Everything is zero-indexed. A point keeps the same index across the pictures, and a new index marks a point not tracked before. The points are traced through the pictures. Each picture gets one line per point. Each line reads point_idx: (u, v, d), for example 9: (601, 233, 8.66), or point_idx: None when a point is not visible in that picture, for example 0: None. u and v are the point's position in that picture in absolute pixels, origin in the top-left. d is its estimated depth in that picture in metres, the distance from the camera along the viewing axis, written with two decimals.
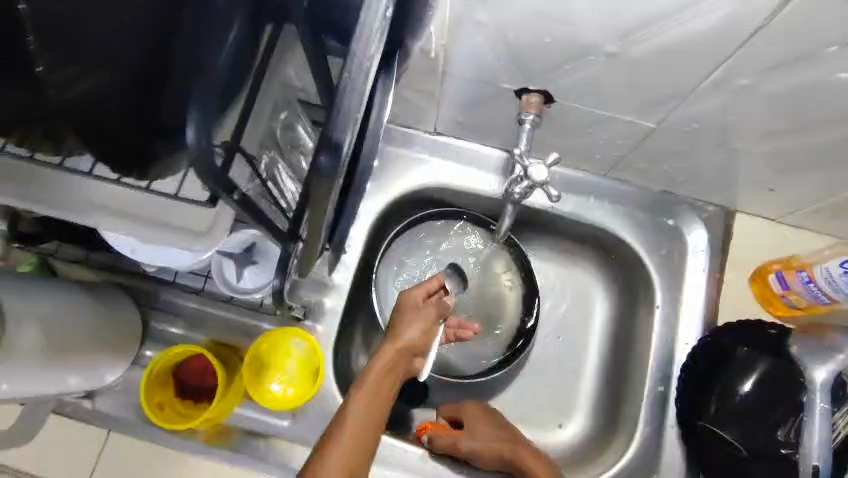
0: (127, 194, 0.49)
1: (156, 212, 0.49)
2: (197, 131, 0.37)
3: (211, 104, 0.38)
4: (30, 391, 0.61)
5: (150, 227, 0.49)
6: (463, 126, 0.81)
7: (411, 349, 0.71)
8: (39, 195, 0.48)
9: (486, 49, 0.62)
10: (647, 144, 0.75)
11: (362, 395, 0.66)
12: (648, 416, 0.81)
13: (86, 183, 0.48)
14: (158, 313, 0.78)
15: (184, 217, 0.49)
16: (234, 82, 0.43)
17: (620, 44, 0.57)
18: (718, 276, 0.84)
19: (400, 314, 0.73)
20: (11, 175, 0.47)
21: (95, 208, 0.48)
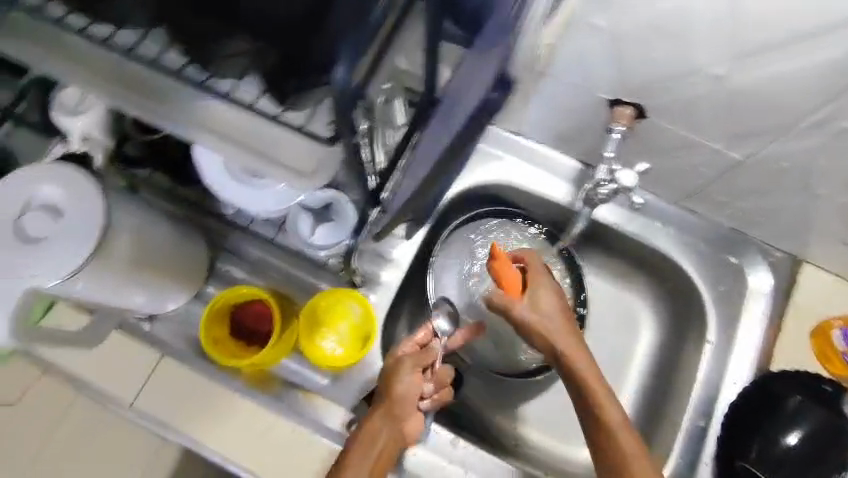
0: (246, 125, 0.51)
1: (267, 144, 0.50)
2: (347, 70, 0.38)
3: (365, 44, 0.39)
4: (100, 292, 0.64)
5: (263, 162, 0.52)
6: (546, 130, 0.83)
7: (400, 403, 0.72)
8: (168, 111, 0.51)
9: (593, 54, 0.64)
10: (728, 177, 0.75)
11: (359, 452, 0.67)
12: (684, 449, 0.79)
13: (212, 108, 0.51)
14: (225, 255, 0.82)
15: (291, 152, 0.50)
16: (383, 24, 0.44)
17: (728, 68, 0.58)
18: (777, 322, 0.83)
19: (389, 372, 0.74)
20: (148, 88, 0.51)
21: (216, 133, 0.51)
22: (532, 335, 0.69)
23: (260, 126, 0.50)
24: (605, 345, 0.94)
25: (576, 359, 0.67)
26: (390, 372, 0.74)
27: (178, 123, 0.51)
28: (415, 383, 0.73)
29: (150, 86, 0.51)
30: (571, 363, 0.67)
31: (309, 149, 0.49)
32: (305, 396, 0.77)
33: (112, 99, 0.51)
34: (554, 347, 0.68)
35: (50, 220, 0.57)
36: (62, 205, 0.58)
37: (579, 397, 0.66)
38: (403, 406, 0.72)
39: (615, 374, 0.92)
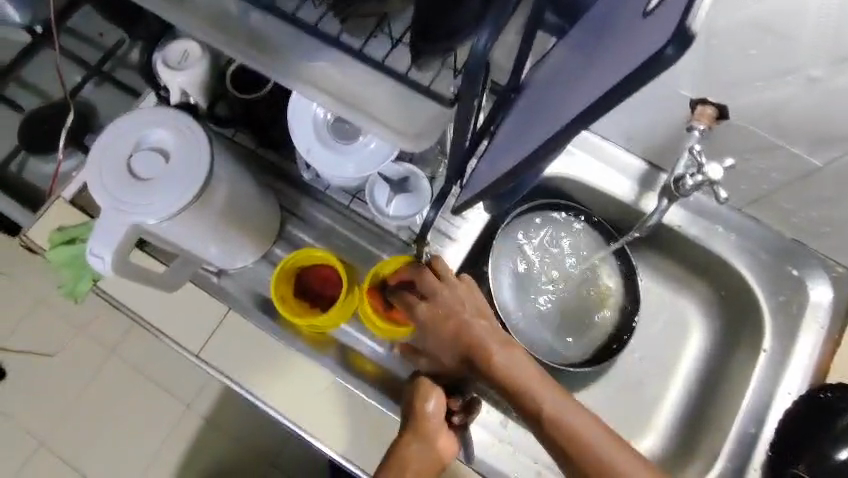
0: (356, 88, 0.56)
1: (378, 107, 0.55)
2: (488, 35, 0.40)
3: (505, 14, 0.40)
4: (186, 237, 0.67)
5: (369, 122, 0.56)
6: (617, 127, 0.85)
7: (432, 430, 0.66)
8: (288, 70, 0.57)
9: (684, 50, 0.65)
10: (803, 186, 0.75)
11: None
12: (731, 453, 0.80)
13: (327, 71, 0.56)
14: (295, 220, 0.84)
15: (399, 116, 0.55)
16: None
17: (825, 71, 0.59)
18: (836, 338, 0.82)
19: (409, 399, 0.69)
20: (271, 48, 0.57)
21: (328, 93, 0.57)
22: (498, 377, 0.64)
23: (372, 88, 0.55)
24: (653, 348, 0.94)
25: (542, 394, 0.61)
26: (410, 396, 0.69)
27: (298, 82, 0.57)
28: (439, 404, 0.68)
29: (277, 45, 0.56)
30: (523, 388, 0.62)
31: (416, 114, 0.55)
32: (361, 363, 0.79)
33: (244, 56, 0.58)
34: (510, 376, 0.63)
35: (160, 161, 0.60)
36: (172, 148, 0.61)
37: (532, 423, 0.61)
38: (428, 436, 0.66)
39: (662, 376, 0.92)
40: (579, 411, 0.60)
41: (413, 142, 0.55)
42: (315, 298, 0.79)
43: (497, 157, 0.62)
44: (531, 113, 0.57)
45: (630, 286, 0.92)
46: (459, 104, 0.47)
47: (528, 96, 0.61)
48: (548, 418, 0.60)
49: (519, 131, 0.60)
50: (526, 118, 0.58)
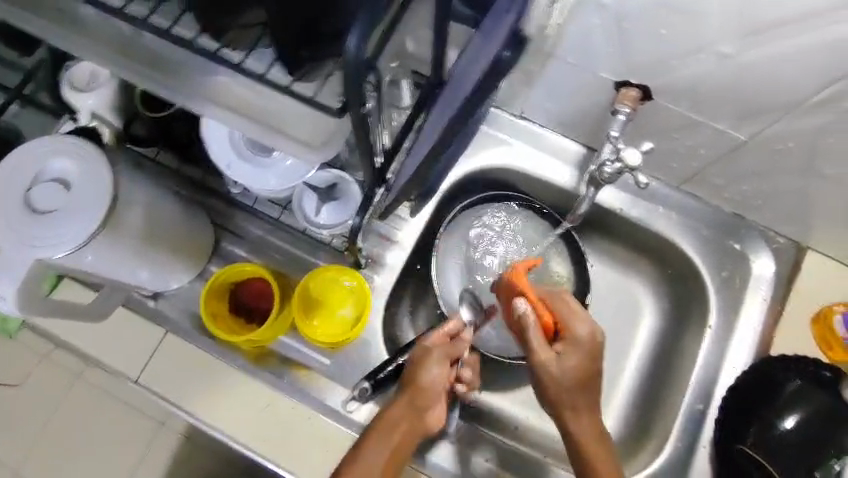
0: (250, 98, 0.53)
1: (277, 120, 0.52)
2: (357, 40, 0.38)
3: (374, 19, 0.40)
4: (107, 270, 0.65)
5: (262, 131, 0.53)
6: (550, 113, 0.83)
7: (424, 401, 0.67)
8: (180, 87, 0.54)
9: (598, 34, 0.64)
10: (732, 160, 0.75)
11: (374, 448, 0.64)
12: (681, 432, 0.80)
13: (220, 81, 0.53)
14: (230, 235, 0.82)
15: (301, 127, 0.52)
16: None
17: (735, 46, 0.58)
18: (778, 308, 0.83)
19: (412, 363, 0.69)
20: (164, 67, 0.54)
21: (221, 104, 0.53)
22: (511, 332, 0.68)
23: (269, 102, 0.52)
24: (606, 332, 0.94)
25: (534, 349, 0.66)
26: (413, 368, 0.68)
27: (189, 97, 0.54)
28: (442, 376, 0.68)
29: (165, 61, 0.54)
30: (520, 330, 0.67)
31: (316, 124, 0.52)
32: (305, 376, 0.78)
33: (133, 75, 0.55)
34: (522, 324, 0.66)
35: (62, 192, 0.57)
36: (73, 178, 0.58)
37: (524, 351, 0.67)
38: (421, 409, 0.67)
39: (617, 359, 0.93)
40: (546, 349, 0.66)
41: (318, 154, 0.52)
42: (251, 313, 0.78)
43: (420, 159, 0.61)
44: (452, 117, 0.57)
45: (580, 272, 0.92)
46: (350, 112, 0.45)
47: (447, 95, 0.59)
48: (543, 374, 0.66)
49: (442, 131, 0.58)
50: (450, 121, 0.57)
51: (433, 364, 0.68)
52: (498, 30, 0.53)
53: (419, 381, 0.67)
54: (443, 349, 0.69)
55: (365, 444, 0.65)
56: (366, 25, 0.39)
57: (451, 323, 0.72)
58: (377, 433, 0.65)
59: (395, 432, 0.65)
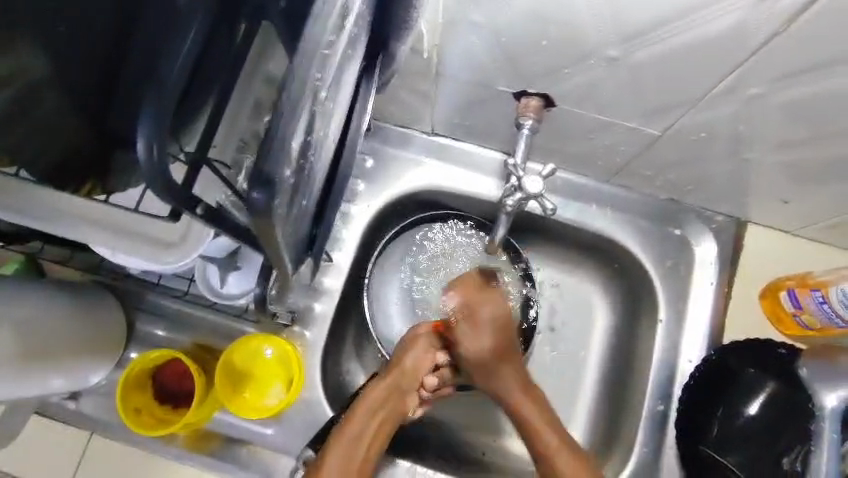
0: (91, 206, 0.50)
1: (130, 222, 0.51)
2: (144, 146, 0.35)
3: (167, 119, 0.36)
4: (11, 393, 0.62)
5: (117, 237, 0.51)
6: (461, 127, 0.78)
7: (408, 382, 0.74)
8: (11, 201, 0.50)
9: (480, 49, 0.58)
10: (653, 152, 0.70)
11: (354, 426, 0.70)
12: (644, 437, 0.78)
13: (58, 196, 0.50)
14: (143, 315, 0.77)
15: (155, 226, 0.52)
16: (200, 87, 0.45)
17: (621, 49, 0.53)
18: (725, 291, 0.80)
19: (400, 347, 0.76)
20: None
21: (66, 217, 0.50)
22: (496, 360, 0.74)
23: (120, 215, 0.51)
24: (562, 336, 0.89)
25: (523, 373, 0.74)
26: (401, 352, 0.75)
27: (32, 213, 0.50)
28: (425, 362, 0.75)
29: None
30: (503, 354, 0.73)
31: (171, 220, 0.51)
32: (246, 449, 0.73)
33: None
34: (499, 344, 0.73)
35: None
36: None
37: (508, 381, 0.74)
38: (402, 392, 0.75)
39: (575, 365, 0.88)
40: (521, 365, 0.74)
41: (180, 253, 0.51)
42: (178, 397, 0.73)
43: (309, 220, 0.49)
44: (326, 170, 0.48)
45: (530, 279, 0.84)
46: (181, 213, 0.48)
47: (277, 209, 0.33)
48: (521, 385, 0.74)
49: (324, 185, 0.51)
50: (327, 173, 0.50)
51: (418, 351, 0.75)
52: (288, 89, 0.30)
53: (402, 366, 0.74)
54: (433, 340, 0.76)
55: (343, 429, 0.70)
56: (161, 131, 0.36)
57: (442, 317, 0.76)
58: (364, 406, 0.72)
59: (379, 405, 0.72)
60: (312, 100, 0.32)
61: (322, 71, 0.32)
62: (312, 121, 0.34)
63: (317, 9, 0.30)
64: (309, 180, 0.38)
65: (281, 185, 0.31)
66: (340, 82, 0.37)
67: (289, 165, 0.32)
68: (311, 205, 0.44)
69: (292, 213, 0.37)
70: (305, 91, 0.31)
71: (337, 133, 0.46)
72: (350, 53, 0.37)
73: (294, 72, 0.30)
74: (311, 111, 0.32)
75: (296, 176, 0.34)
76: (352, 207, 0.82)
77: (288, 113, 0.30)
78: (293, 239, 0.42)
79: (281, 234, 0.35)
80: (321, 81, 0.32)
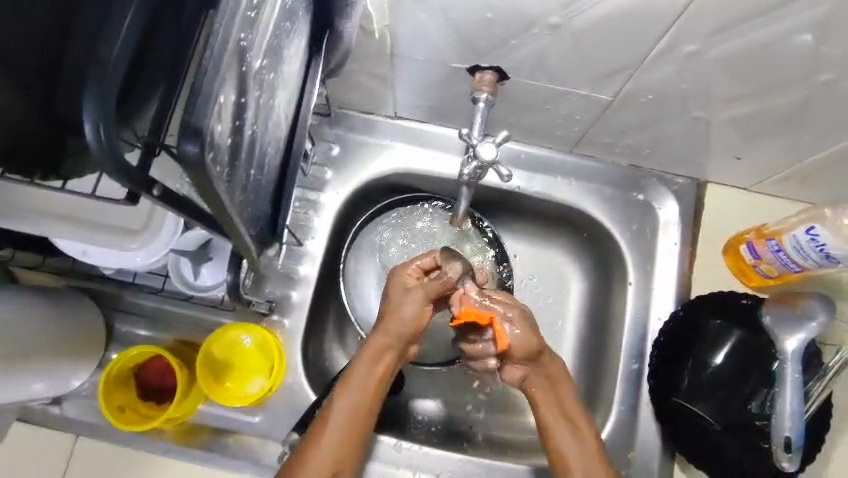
0: (57, 199, 0.52)
1: (92, 213, 0.53)
2: (93, 127, 0.36)
3: (112, 102, 0.38)
4: None
5: (81, 229, 0.53)
6: (422, 109, 0.79)
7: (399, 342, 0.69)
8: None
9: (429, 26, 0.60)
10: (607, 118, 0.72)
11: (354, 384, 0.68)
12: (621, 396, 0.80)
13: (15, 197, 0.51)
14: (121, 315, 0.77)
15: (118, 216, 0.54)
16: (149, 71, 0.46)
17: (561, 16, 0.55)
18: (690, 249, 0.82)
19: (389, 295, 0.69)
20: None
21: (30, 214, 0.51)
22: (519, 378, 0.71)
23: (85, 211, 0.53)
24: (537, 309, 0.91)
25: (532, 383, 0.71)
26: (390, 303, 0.68)
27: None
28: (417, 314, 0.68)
29: None
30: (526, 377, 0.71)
31: (134, 209, 0.54)
32: (234, 439, 0.75)
33: None
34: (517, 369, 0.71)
35: None
36: None
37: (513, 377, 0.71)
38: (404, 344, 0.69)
39: (553, 334, 0.90)
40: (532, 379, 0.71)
41: (140, 241, 0.54)
42: (162, 393, 0.74)
43: (267, 198, 0.50)
44: (279, 146, 0.50)
45: (500, 250, 0.86)
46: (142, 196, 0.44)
47: (214, 172, 0.34)
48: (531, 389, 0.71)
49: (281, 162, 0.53)
50: (281, 151, 0.52)
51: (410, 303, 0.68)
52: (216, 48, 0.31)
53: (389, 323, 0.68)
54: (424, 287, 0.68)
55: (345, 390, 0.68)
56: (108, 117, 0.37)
57: (426, 258, 0.68)
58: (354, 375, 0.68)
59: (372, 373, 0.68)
60: (239, 61, 0.33)
61: (248, 34, 0.34)
62: (242, 82, 0.35)
63: None
64: (249, 148, 0.39)
65: (213, 142, 0.32)
66: (277, 53, 0.40)
67: (220, 122, 0.33)
68: (264, 178, 0.46)
69: (236, 178, 0.38)
70: (230, 50, 0.32)
71: (286, 109, 0.48)
72: (286, 26, 0.40)
73: (217, 32, 0.31)
74: (238, 72, 0.33)
75: (231, 138, 0.35)
76: (322, 195, 0.83)
77: (212, 71, 0.31)
78: (248, 211, 0.43)
79: (224, 199, 0.36)
80: (245, 42, 0.34)
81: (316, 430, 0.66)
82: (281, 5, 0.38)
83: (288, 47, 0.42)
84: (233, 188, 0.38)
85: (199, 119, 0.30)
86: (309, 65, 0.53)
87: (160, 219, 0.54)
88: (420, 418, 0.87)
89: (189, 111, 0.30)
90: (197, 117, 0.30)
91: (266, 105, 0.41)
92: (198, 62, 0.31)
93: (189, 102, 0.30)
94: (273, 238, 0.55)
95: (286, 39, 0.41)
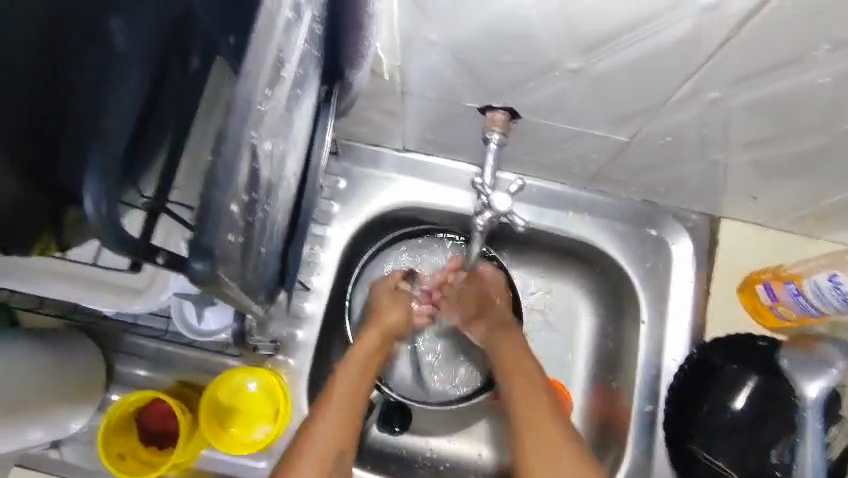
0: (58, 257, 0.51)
1: (97, 272, 0.52)
2: (93, 200, 0.34)
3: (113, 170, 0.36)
4: None
5: (84, 288, 0.51)
6: (432, 143, 0.77)
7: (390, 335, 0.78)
8: None
9: (443, 69, 0.58)
10: (623, 158, 0.70)
11: (346, 377, 0.71)
12: (635, 440, 0.78)
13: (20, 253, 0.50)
14: (123, 356, 0.76)
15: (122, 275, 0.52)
16: (152, 125, 0.44)
17: (580, 61, 0.53)
18: (705, 287, 0.80)
19: (388, 295, 0.81)
20: None
21: (32, 271, 0.50)
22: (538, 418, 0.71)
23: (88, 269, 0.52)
24: (549, 345, 0.89)
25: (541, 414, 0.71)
26: (381, 306, 0.79)
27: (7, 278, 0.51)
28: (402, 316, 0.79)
29: None
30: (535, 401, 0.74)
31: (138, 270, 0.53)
32: None
33: None
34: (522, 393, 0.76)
35: None
36: None
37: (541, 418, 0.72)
38: (390, 340, 0.77)
39: (564, 371, 0.88)
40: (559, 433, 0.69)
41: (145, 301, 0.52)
42: (164, 438, 0.72)
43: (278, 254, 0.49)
44: (290, 203, 0.49)
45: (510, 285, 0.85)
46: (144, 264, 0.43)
47: (226, 272, 0.34)
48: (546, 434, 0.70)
49: (290, 214, 0.52)
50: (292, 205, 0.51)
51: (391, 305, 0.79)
52: (226, 154, 0.31)
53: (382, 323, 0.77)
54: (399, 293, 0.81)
55: (330, 394, 0.70)
56: (111, 190, 0.35)
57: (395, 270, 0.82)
58: (346, 372, 0.72)
59: (368, 363, 0.74)
60: (251, 157, 0.33)
61: (259, 127, 0.33)
62: (254, 177, 0.35)
63: (248, 67, 0.31)
64: (262, 227, 0.39)
65: (226, 247, 0.33)
66: (290, 122, 0.39)
67: (231, 228, 0.33)
68: (275, 241, 0.45)
69: (246, 261, 0.38)
70: (240, 155, 0.32)
71: (296, 167, 0.47)
72: (298, 94, 0.39)
73: (227, 138, 0.30)
74: (250, 169, 0.33)
75: (244, 232, 0.35)
76: (328, 230, 0.81)
77: (222, 181, 0.31)
78: (258, 282, 0.42)
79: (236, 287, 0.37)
80: (256, 136, 0.33)
81: (301, 441, 0.67)
82: (293, 78, 0.37)
83: (298, 115, 0.41)
84: (243, 274, 0.38)
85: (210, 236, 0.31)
86: (318, 115, 0.52)
87: (163, 281, 0.52)
88: (427, 458, 0.85)
89: (201, 229, 0.31)
90: (209, 238, 0.31)
91: (277, 179, 0.40)
92: (209, 168, 0.30)
93: (200, 221, 0.31)
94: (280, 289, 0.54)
95: (297, 106, 0.39)
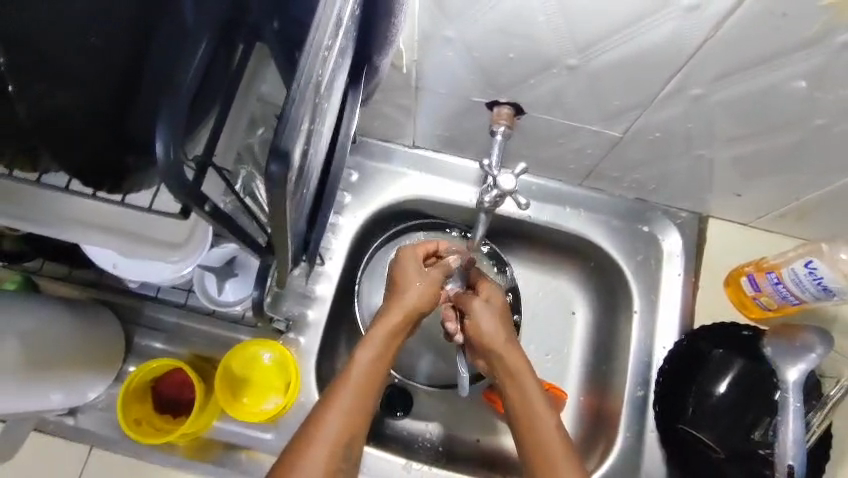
0: (106, 211, 0.55)
1: (138, 228, 0.56)
2: (164, 146, 0.40)
3: (180, 124, 0.41)
4: (18, 405, 0.65)
5: (128, 241, 0.56)
6: (440, 139, 0.83)
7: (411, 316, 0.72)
8: (37, 216, 0.54)
9: (455, 64, 0.65)
10: (616, 154, 0.76)
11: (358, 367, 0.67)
12: (627, 422, 0.82)
13: (71, 203, 0.55)
14: (142, 329, 0.79)
15: (160, 229, 0.57)
16: (205, 92, 0.49)
17: (578, 58, 0.59)
18: (693, 280, 0.86)
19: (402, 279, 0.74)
20: (10, 198, 0.53)
21: (78, 224, 0.55)
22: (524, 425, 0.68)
23: (131, 223, 0.56)
24: (547, 337, 0.93)
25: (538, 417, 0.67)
26: (403, 282, 0.74)
27: (58, 225, 0.54)
28: (424, 296, 0.73)
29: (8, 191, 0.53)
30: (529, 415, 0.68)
31: (176, 224, 0.57)
32: (246, 455, 0.75)
33: None
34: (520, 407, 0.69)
35: None
36: None
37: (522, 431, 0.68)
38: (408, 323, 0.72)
39: (559, 359, 0.92)
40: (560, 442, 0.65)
41: (184, 253, 0.57)
42: (178, 406, 0.75)
43: (306, 216, 0.55)
44: (320, 169, 0.54)
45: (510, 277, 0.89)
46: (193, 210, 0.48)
47: (288, 187, 0.37)
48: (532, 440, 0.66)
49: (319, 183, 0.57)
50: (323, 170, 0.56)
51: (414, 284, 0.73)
52: (302, 78, 0.35)
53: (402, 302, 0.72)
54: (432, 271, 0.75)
55: (345, 384, 0.65)
56: (175, 137, 0.41)
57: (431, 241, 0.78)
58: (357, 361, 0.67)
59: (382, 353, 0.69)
60: (314, 93, 0.38)
61: (322, 69, 0.39)
62: (313, 111, 0.39)
63: (318, 20, 0.37)
64: (306, 167, 0.43)
65: (293, 160, 0.35)
66: (331, 85, 0.44)
67: (298, 145, 0.37)
68: (306, 197, 0.49)
69: (295, 195, 0.42)
70: (310, 84, 0.36)
71: (328, 135, 0.52)
72: (339, 62, 0.45)
73: (302, 68, 0.35)
74: (313, 102, 0.38)
75: (299, 159, 0.39)
76: (340, 218, 0.86)
77: (297, 101, 0.35)
78: (293, 225, 0.46)
79: (289, 211, 0.40)
80: (321, 78, 0.38)
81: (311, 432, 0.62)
82: (340, 45, 0.43)
83: (338, 83, 0.47)
84: (291, 202, 0.41)
85: (287, 143, 0.34)
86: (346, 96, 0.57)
87: (202, 236, 0.57)
88: (426, 438, 0.88)
89: (278, 133, 0.34)
90: (285, 139, 0.34)
91: (319, 131, 0.45)
92: (286, 93, 0.35)
93: (278, 126, 0.34)
94: (303, 257, 0.59)
95: (338, 73, 0.45)
